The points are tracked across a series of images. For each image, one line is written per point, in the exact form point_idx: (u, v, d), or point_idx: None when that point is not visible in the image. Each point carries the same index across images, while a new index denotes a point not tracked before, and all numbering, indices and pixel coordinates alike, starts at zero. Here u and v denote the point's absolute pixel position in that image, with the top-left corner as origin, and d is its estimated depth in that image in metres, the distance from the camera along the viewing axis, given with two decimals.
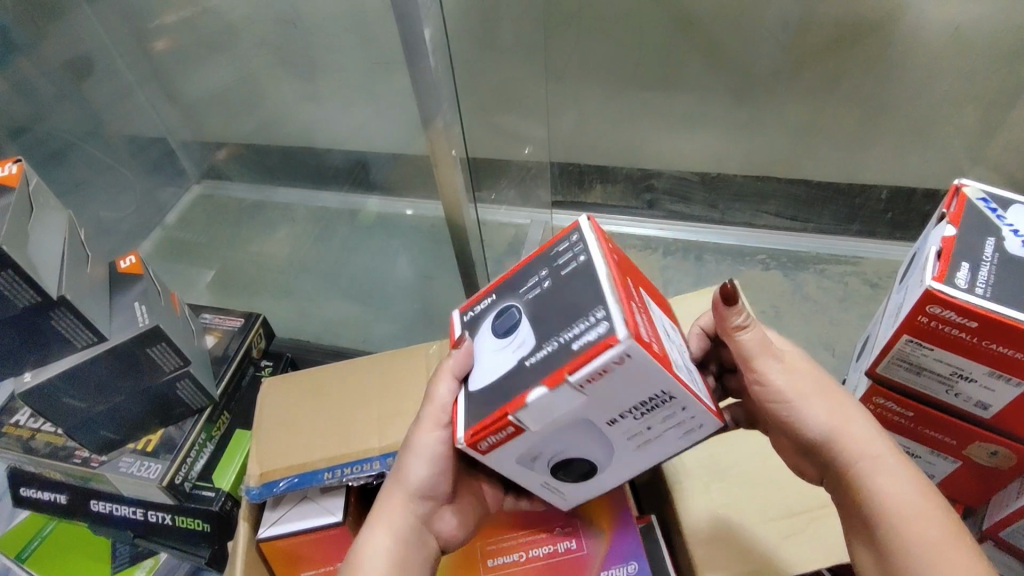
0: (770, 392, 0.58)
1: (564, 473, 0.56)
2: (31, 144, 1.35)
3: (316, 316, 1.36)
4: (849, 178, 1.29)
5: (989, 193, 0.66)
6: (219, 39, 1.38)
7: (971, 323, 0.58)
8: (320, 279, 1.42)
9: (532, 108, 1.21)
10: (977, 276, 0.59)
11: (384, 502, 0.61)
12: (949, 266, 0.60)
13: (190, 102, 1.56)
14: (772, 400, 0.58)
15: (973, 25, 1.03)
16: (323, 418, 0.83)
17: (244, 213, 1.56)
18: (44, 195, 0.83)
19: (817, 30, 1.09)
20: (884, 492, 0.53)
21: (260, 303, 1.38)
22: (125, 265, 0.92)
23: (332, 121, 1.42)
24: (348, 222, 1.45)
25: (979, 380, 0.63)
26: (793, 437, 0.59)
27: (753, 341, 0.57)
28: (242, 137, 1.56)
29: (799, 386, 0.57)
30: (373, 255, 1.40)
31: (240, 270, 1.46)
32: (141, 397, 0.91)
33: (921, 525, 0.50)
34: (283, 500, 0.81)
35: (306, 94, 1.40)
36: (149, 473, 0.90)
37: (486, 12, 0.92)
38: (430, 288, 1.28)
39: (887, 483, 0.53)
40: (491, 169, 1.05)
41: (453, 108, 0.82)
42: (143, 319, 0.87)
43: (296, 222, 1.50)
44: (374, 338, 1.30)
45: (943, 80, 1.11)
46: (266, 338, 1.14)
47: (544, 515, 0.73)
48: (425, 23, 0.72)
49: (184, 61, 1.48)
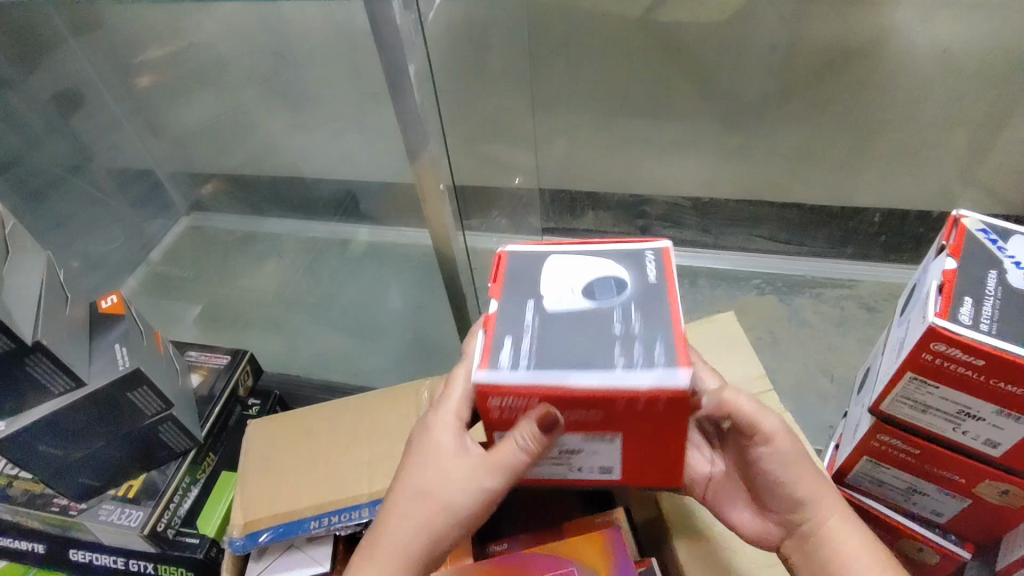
0: (775, 452, 0.60)
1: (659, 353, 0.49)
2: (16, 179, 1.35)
3: (306, 350, 1.33)
4: (841, 202, 1.29)
5: (989, 224, 0.64)
6: (206, 73, 1.37)
7: (976, 361, 0.56)
8: (309, 312, 1.39)
9: (520, 137, 1.20)
10: (982, 309, 0.57)
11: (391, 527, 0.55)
12: (953, 301, 0.58)
13: (177, 136, 1.55)
14: (773, 460, 0.60)
15: (960, 49, 1.04)
16: (309, 462, 0.80)
17: (233, 246, 1.54)
18: (21, 238, 0.81)
19: (804, 58, 1.09)
20: (835, 548, 0.58)
21: (249, 338, 1.36)
22: (106, 305, 0.90)
23: (323, 151, 1.42)
24: (338, 254, 1.43)
25: (987, 419, 0.61)
26: (765, 490, 0.62)
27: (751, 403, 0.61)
28: (230, 169, 1.55)
29: (800, 449, 0.61)
30: (363, 286, 1.37)
31: (228, 303, 1.44)
32: (122, 442, 0.88)
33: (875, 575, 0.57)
34: (268, 550, 0.77)
35: (294, 125, 1.40)
36: (131, 521, 0.87)
37: (474, 45, 0.92)
38: (422, 319, 1.26)
39: (846, 546, 0.58)
40: (480, 200, 1.03)
41: (439, 142, 0.81)
42: (123, 361, 0.84)
43: (285, 254, 1.48)
44: (365, 371, 1.28)
45: (931, 104, 1.11)
46: (253, 374, 1.11)
47: (540, 562, 0.69)
48: (410, 59, 0.71)
49: (172, 95, 1.46)
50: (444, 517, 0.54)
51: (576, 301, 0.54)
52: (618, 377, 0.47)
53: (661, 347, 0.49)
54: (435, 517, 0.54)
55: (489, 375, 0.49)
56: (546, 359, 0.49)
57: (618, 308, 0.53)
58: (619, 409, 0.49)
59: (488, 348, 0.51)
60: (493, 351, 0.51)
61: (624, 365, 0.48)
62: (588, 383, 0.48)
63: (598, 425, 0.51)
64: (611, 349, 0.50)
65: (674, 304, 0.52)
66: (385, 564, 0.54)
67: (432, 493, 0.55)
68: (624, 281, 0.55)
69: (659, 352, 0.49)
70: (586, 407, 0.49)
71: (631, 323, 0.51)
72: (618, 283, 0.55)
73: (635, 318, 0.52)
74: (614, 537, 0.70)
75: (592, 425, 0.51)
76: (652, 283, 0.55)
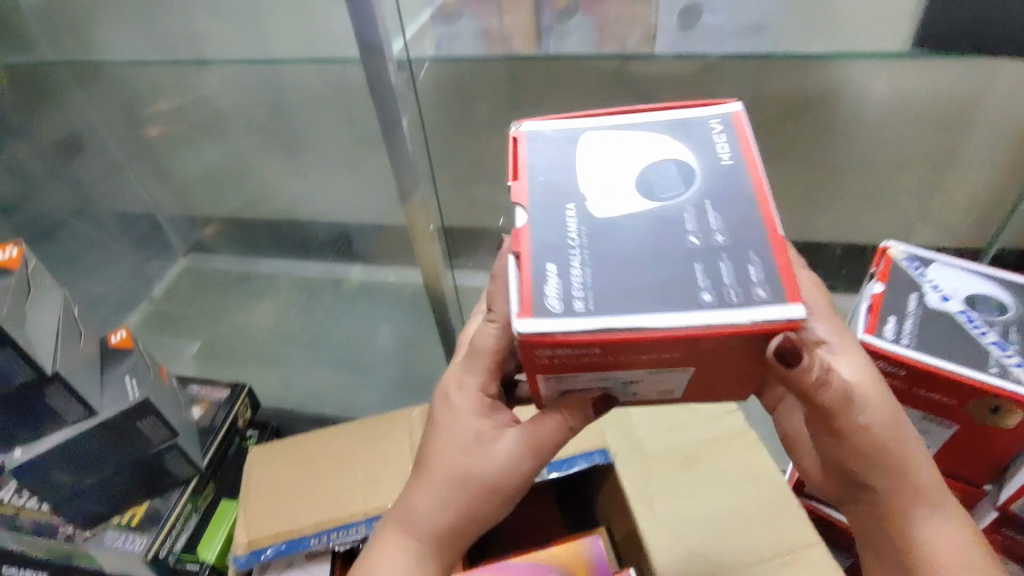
0: (872, 429, 0.53)
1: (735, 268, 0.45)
2: (24, 222, 1.40)
3: (301, 384, 1.38)
4: (805, 238, 1.38)
5: (912, 253, 0.73)
6: (210, 123, 1.46)
7: (901, 371, 0.64)
8: (305, 348, 1.45)
9: (505, 180, 1.29)
10: (902, 326, 0.65)
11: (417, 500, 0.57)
12: (879, 319, 0.66)
13: (180, 182, 1.62)
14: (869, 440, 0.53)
15: (904, 95, 1.14)
16: (309, 484, 0.85)
17: (230, 284, 1.60)
18: (43, 277, 0.88)
19: (763, 105, 1.20)
20: (916, 529, 0.55)
21: (245, 374, 1.41)
22: (116, 340, 0.95)
23: (319, 194, 1.51)
24: (332, 292, 1.49)
25: (917, 423, 0.69)
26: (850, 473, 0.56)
27: (830, 334, 0.55)
28: (230, 212, 1.62)
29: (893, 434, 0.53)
30: (357, 322, 1.43)
31: (225, 341, 1.49)
32: (129, 470, 0.92)
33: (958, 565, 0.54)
34: (271, 566, 0.83)
35: (292, 170, 1.49)
36: (135, 546, 0.91)
37: (461, 98, 1.01)
38: (413, 353, 1.32)
39: (926, 529, 0.55)
40: (468, 238, 1.11)
41: (429, 185, 0.89)
42: (133, 392, 0.89)
43: (281, 293, 1.54)
44: (358, 404, 1.33)
45: (880, 146, 1.22)
46: (252, 407, 1.16)
47: (525, 569, 0.76)
48: (403, 112, 0.79)
49: (178, 144, 1.55)
50: (471, 491, 0.56)
51: (641, 206, 0.50)
52: (705, 311, 0.43)
53: (759, 279, 0.45)
54: (465, 488, 0.57)
55: (545, 316, 0.44)
56: (610, 302, 0.45)
57: (693, 214, 0.49)
58: (702, 348, 0.45)
59: (533, 288, 0.46)
60: (540, 295, 0.45)
61: (712, 300, 0.44)
62: (668, 320, 0.43)
63: (675, 362, 0.47)
64: (691, 269, 0.46)
65: (767, 221, 0.48)
66: (420, 536, 0.57)
67: (450, 463, 0.57)
68: (693, 168, 0.52)
69: (759, 284, 0.45)
70: (669, 347, 0.45)
71: (713, 237, 0.48)
72: (683, 174, 0.51)
73: (716, 230, 0.48)
74: (594, 545, 0.77)
75: (666, 363, 0.47)
76: (727, 166, 0.51)
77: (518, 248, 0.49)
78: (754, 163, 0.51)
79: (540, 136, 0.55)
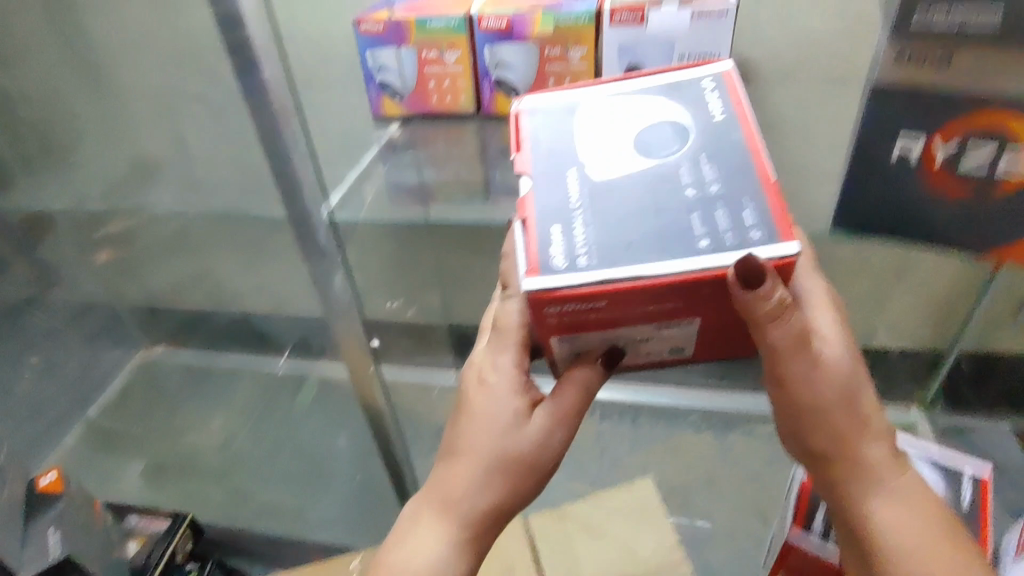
0: (849, 363, 0.53)
1: (727, 214, 0.47)
2: None
3: (252, 500, 1.32)
4: None
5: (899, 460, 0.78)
6: (165, 241, 1.41)
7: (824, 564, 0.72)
8: (259, 458, 1.38)
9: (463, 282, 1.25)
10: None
11: (457, 474, 0.54)
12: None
13: (135, 298, 1.53)
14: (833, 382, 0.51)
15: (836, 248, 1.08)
16: None
17: (187, 385, 1.56)
18: None
19: None
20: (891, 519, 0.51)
21: (194, 491, 1.33)
22: (45, 482, 0.91)
23: (273, 288, 1.44)
24: (290, 398, 1.44)
25: None
26: (799, 432, 0.54)
27: (815, 296, 0.56)
28: (185, 314, 1.56)
29: (856, 377, 0.53)
30: (314, 430, 1.37)
31: (175, 459, 1.42)
32: None
33: (924, 536, 0.51)
34: None
35: (246, 277, 1.44)
36: None
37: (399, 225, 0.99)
38: (369, 468, 1.25)
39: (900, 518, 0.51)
40: None
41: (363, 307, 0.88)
42: (54, 549, 0.83)
43: (235, 405, 1.49)
44: (310, 524, 1.26)
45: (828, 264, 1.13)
46: (195, 535, 1.08)
47: None
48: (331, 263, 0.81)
49: (131, 267, 1.47)
50: (518, 469, 0.53)
51: (640, 161, 0.52)
52: (705, 257, 0.45)
53: (751, 212, 0.47)
54: (509, 462, 0.53)
55: (547, 275, 0.46)
56: (615, 255, 0.46)
57: (689, 165, 0.51)
58: (702, 291, 0.46)
59: (537, 243, 0.48)
60: (547, 259, 0.47)
61: (709, 245, 0.45)
62: (670, 269, 0.45)
63: (679, 313, 0.49)
64: (688, 215, 0.47)
65: (761, 174, 0.49)
66: (459, 520, 0.53)
67: (481, 440, 0.54)
68: (686, 126, 0.53)
69: (750, 214, 0.46)
70: (676, 296, 0.47)
71: (711, 185, 0.49)
72: (674, 131, 0.53)
73: (716, 179, 0.49)
74: None
75: (673, 313, 0.49)
76: (719, 119, 0.53)
77: (523, 214, 0.51)
78: (745, 115, 0.53)
79: (534, 108, 0.58)
